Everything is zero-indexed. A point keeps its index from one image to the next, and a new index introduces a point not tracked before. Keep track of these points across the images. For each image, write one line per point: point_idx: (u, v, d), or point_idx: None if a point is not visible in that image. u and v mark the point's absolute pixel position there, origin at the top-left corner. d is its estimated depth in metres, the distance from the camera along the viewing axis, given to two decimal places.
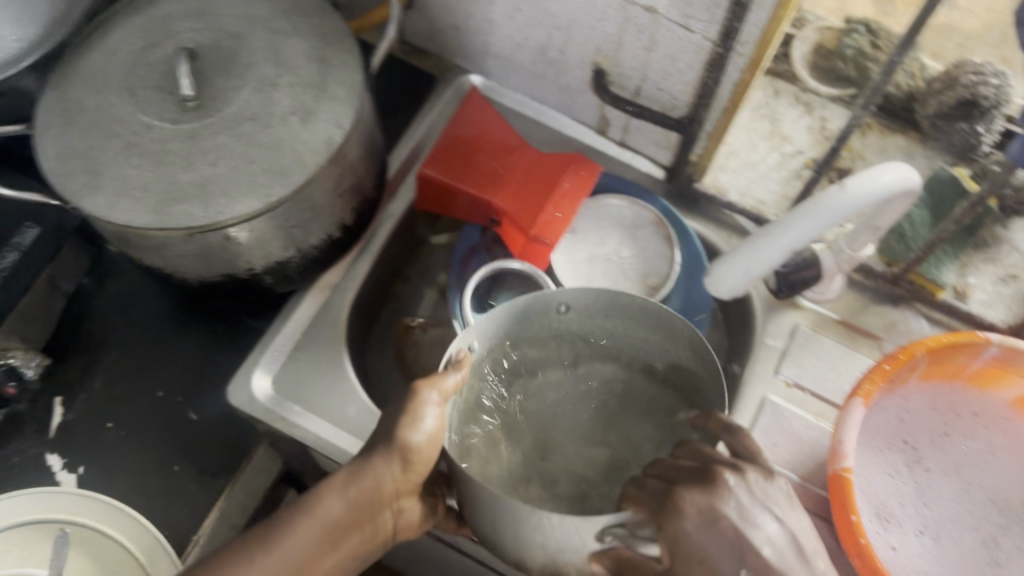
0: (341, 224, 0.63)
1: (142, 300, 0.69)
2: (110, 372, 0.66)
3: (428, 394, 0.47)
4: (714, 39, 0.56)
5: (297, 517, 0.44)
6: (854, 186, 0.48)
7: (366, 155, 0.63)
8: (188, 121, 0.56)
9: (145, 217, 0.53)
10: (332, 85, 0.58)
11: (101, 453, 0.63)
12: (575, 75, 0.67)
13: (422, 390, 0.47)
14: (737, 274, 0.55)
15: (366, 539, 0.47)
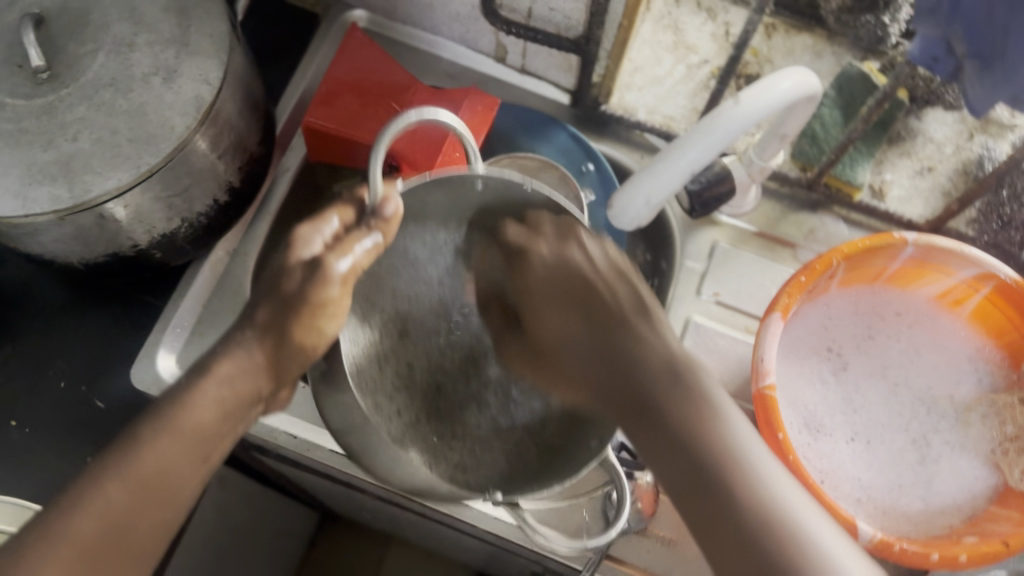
0: (228, 186, 0.60)
1: (30, 286, 0.65)
2: (6, 368, 0.62)
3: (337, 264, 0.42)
4: None
5: (156, 413, 0.41)
6: (751, 97, 0.46)
7: (245, 110, 0.59)
8: (43, 95, 0.51)
9: (8, 205, 0.49)
10: (196, 39, 0.54)
11: (9, 453, 0.60)
12: (462, 2, 0.64)
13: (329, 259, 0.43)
14: (640, 204, 0.52)
15: (221, 445, 0.42)
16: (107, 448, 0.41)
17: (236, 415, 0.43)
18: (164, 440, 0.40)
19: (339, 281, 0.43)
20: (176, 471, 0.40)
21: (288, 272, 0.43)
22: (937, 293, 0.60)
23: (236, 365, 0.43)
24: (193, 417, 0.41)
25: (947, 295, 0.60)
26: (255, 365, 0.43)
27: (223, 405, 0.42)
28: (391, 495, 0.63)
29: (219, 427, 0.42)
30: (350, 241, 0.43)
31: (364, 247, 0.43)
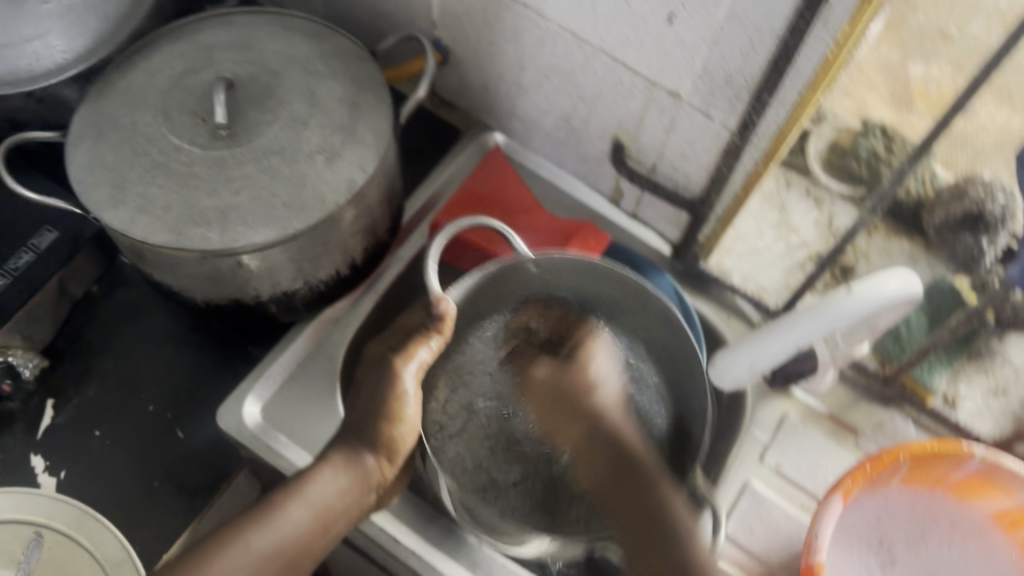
0: (350, 262, 0.65)
1: (145, 311, 0.70)
2: (104, 380, 0.66)
3: (404, 367, 0.54)
4: (732, 129, 0.58)
5: (289, 500, 0.51)
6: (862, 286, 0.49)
7: (384, 200, 0.65)
8: (217, 148, 0.58)
9: (164, 235, 0.54)
10: (361, 130, 0.60)
11: (88, 461, 0.63)
12: (595, 145, 0.70)
13: (398, 363, 0.54)
14: (742, 363, 0.57)
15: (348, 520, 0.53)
16: (245, 519, 0.50)
17: (350, 500, 0.53)
18: (302, 513, 0.51)
19: (413, 376, 0.54)
20: (303, 545, 0.51)
21: (369, 379, 0.55)
22: (996, 512, 0.60)
23: (356, 466, 0.53)
24: (321, 502, 0.51)
25: (1004, 516, 0.60)
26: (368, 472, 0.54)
27: (343, 498, 0.52)
28: None
29: (340, 512, 0.52)
30: (413, 349, 0.54)
31: (426, 350, 0.55)
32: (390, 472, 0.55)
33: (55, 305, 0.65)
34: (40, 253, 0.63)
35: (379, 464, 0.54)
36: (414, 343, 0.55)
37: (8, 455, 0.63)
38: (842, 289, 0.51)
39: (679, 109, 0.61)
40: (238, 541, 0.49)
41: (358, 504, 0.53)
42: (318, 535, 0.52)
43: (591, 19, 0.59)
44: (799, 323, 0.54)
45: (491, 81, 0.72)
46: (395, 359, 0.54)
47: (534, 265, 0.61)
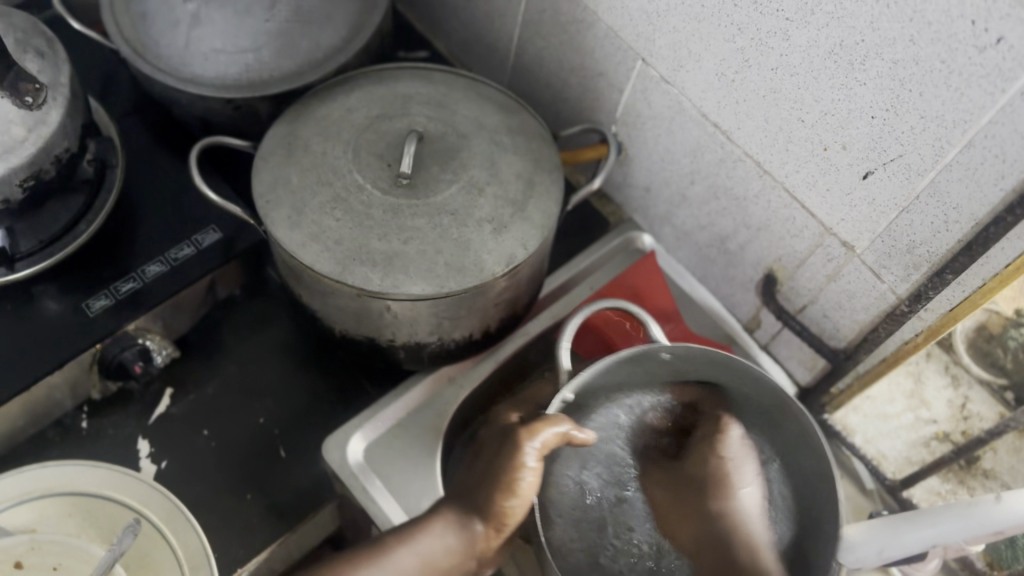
0: (484, 329, 0.65)
1: (276, 326, 0.71)
2: (224, 382, 0.68)
3: (528, 444, 0.51)
4: (901, 295, 0.58)
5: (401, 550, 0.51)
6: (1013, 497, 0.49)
7: (532, 277, 0.65)
8: (396, 196, 0.60)
9: (329, 267, 0.56)
10: (531, 209, 0.61)
11: (191, 457, 0.65)
12: (745, 272, 0.70)
13: (524, 438, 0.51)
14: (871, 550, 0.54)
15: None
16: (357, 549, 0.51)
17: (450, 568, 0.51)
18: (414, 564, 0.50)
19: (535, 453, 0.51)
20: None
21: (497, 447, 0.53)
22: None
23: (466, 530, 0.52)
24: (430, 555, 0.51)
25: None
26: (478, 533, 0.52)
27: (451, 555, 0.51)
28: None
29: (445, 570, 0.51)
30: (541, 427, 0.52)
31: (552, 433, 0.52)
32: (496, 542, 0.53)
33: (199, 301, 0.68)
34: (200, 249, 0.66)
35: (488, 530, 0.52)
36: (542, 423, 0.52)
37: (118, 431, 0.65)
38: (991, 495, 0.51)
39: (848, 262, 0.60)
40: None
41: (462, 567, 0.52)
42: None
43: (781, 154, 0.59)
44: (941, 518, 0.52)
45: (657, 186, 0.72)
46: (521, 433, 0.51)
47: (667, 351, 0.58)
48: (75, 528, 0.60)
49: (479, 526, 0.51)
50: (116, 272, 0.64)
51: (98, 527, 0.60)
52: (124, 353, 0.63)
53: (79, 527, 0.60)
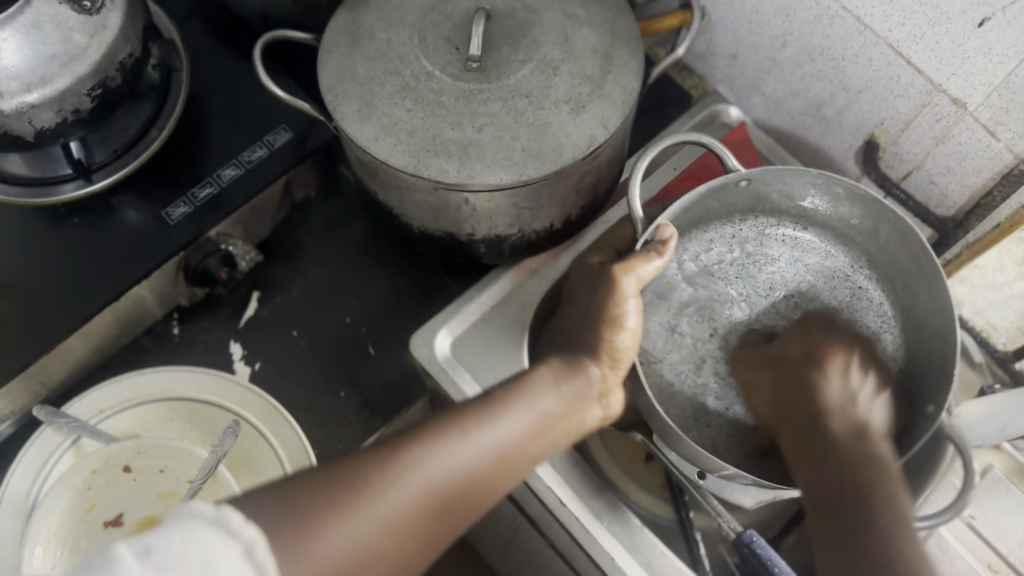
0: (566, 216, 0.63)
1: (354, 225, 0.70)
2: (308, 284, 0.68)
3: (626, 279, 0.49)
4: (1020, 154, 0.53)
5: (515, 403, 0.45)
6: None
7: (614, 159, 0.62)
8: (467, 80, 0.57)
9: (404, 160, 0.54)
10: (610, 85, 0.58)
11: (283, 358, 0.65)
12: (843, 139, 0.65)
13: (620, 274, 0.50)
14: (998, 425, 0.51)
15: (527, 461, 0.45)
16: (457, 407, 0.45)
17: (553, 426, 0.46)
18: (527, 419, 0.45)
19: (635, 280, 0.50)
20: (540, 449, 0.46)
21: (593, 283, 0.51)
22: None
23: (577, 375, 0.47)
24: (543, 406, 0.46)
25: None
26: (592, 379, 0.48)
27: (564, 401, 0.46)
28: (575, 551, 0.65)
29: (561, 427, 0.46)
30: (638, 264, 0.50)
31: (647, 267, 0.50)
32: (615, 382, 0.49)
33: (276, 204, 0.67)
34: (273, 149, 0.65)
35: (606, 372, 0.48)
36: (637, 257, 0.50)
37: (208, 336, 0.66)
38: None
39: (960, 120, 0.55)
40: (474, 429, 0.43)
41: (569, 423, 0.46)
42: (537, 443, 0.45)
43: (885, 5, 0.54)
44: None
45: (743, 52, 0.68)
46: (614, 270, 0.50)
47: (745, 180, 0.55)
48: (177, 432, 0.62)
49: (596, 370, 0.48)
50: (191, 177, 0.64)
51: (198, 431, 0.62)
52: (209, 259, 0.62)
53: (181, 432, 0.62)
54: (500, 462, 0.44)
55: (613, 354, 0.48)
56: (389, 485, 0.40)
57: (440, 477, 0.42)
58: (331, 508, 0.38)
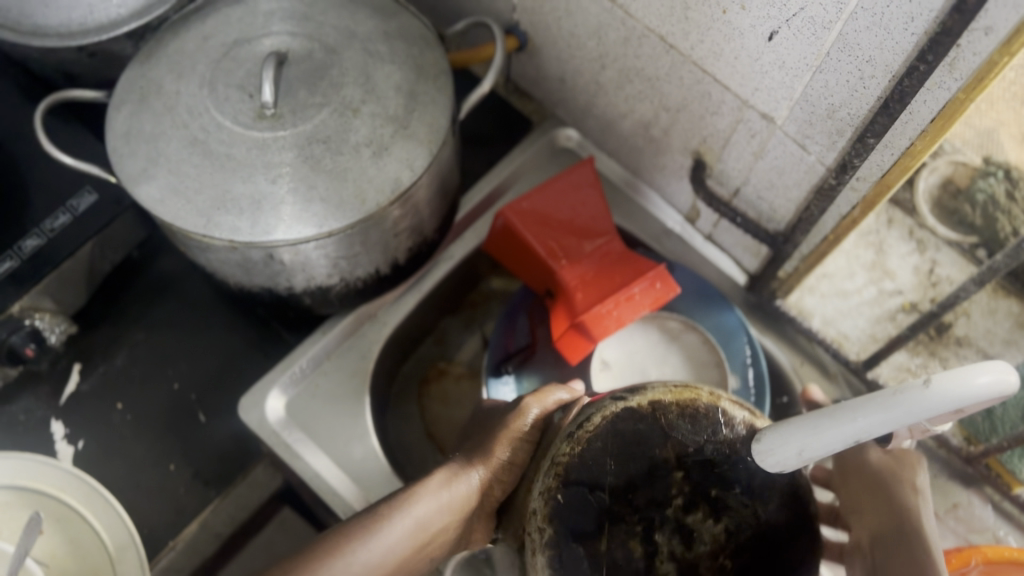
0: (392, 262, 0.61)
1: (188, 285, 0.68)
2: (133, 351, 0.65)
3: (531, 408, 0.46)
4: (829, 167, 0.51)
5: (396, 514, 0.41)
6: (938, 388, 0.34)
7: (435, 197, 0.59)
8: (260, 130, 0.53)
9: (194, 221, 0.51)
10: (415, 124, 0.55)
11: (109, 434, 0.62)
12: (675, 159, 0.63)
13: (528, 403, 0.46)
14: (787, 455, 0.39)
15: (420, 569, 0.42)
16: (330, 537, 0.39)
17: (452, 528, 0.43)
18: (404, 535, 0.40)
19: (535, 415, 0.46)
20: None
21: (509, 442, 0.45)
22: None
23: (462, 485, 0.43)
24: (425, 520, 0.41)
25: None
26: (475, 493, 0.44)
27: (446, 520, 0.42)
28: None
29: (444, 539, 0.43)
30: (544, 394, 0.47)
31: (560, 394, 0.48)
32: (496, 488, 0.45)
33: (88, 270, 0.63)
34: (78, 216, 0.61)
35: (484, 491, 0.44)
36: (545, 388, 0.48)
37: (29, 417, 0.61)
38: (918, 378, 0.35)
39: (772, 135, 0.53)
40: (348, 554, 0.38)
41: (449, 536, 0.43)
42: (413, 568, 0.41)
43: (683, 24, 0.51)
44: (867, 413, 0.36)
45: (570, 75, 0.65)
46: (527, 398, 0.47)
47: (603, 362, 0.63)
48: None
49: (476, 481, 0.44)
50: None
51: (12, 522, 0.57)
52: (12, 337, 0.59)
53: None
54: None
55: (495, 470, 0.45)
56: None
57: None
58: None
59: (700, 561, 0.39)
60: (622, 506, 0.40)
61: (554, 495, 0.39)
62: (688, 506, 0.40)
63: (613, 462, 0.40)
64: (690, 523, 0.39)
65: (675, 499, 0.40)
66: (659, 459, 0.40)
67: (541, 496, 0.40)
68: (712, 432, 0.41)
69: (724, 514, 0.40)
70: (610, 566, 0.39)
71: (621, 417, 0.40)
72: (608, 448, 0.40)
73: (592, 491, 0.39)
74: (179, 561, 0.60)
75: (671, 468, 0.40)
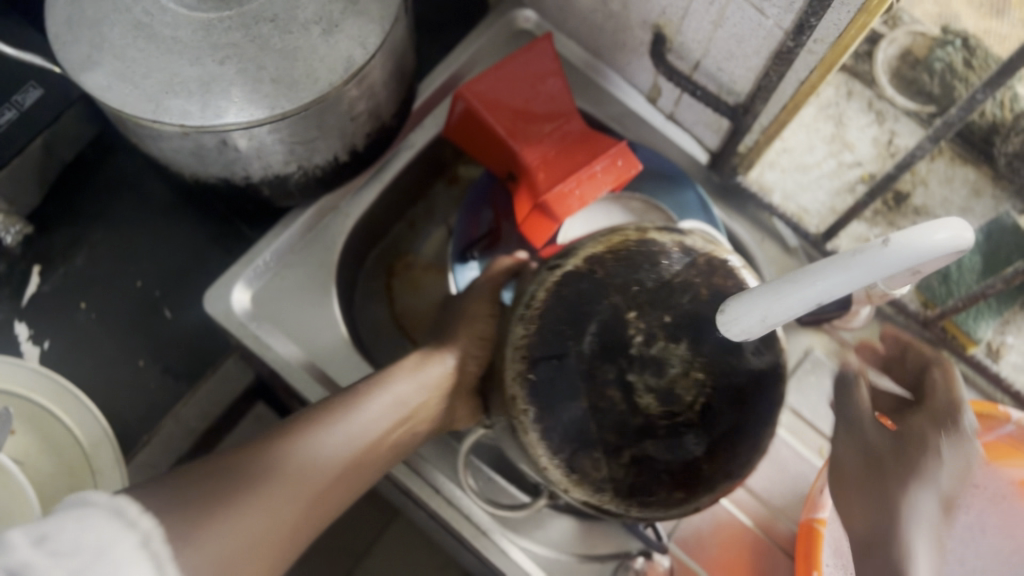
0: (351, 148, 0.60)
1: (145, 184, 0.66)
2: (93, 251, 0.64)
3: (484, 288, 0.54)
4: (787, 30, 0.51)
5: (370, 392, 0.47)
6: (894, 246, 0.33)
7: (391, 80, 0.58)
8: (205, 10, 0.51)
9: (143, 106, 0.50)
10: (365, 1, 0.54)
11: (74, 333, 0.61)
12: (634, 34, 0.62)
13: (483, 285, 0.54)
14: (750, 323, 0.39)
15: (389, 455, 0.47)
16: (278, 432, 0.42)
17: (425, 408, 0.49)
18: (380, 414, 0.46)
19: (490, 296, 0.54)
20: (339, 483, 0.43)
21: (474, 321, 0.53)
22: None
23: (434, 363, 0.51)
24: (404, 395, 0.48)
25: None
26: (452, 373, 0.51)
27: (422, 395, 0.49)
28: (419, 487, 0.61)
29: (421, 416, 0.49)
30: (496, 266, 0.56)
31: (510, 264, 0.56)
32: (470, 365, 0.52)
33: (39, 169, 0.62)
34: (24, 111, 0.59)
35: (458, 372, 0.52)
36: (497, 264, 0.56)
37: None
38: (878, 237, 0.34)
39: (729, 0, 0.53)
40: (348, 422, 0.44)
41: (429, 412, 0.50)
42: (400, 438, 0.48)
43: None
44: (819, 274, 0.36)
45: None
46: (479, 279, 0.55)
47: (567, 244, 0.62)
48: None
49: (450, 362, 0.51)
50: None
51: None
52: None
53: None
54: (308, 499, 0.40)
55: (466, 348, 0.52)
56: (241, 504, 0.36)
57: (254, 530, 0.36)
58: (225, 496, 0.36)
59: (675, 385, 0.42)
60: (595, 361, 0.43)
61: (531, 374, 0.43)
62: (648, 343, 0.42)
63: (560, 334, 0.43)
64: (655, 354, 0.42)
65: (636, 351, 0.42)
66: (611, 311, 0.43)
67: (516, 380, 0.43)
68: (648, 271, 0.44)
69: (684, 333, 0.42)
70: (601, 420, 0.43)
71: (561, 286, 0.44)
72: (563, 314, 0.43)
73: (556, 362, 0.43)
74: (156, 454, 0.61)
75: (623, 311, 0.43)
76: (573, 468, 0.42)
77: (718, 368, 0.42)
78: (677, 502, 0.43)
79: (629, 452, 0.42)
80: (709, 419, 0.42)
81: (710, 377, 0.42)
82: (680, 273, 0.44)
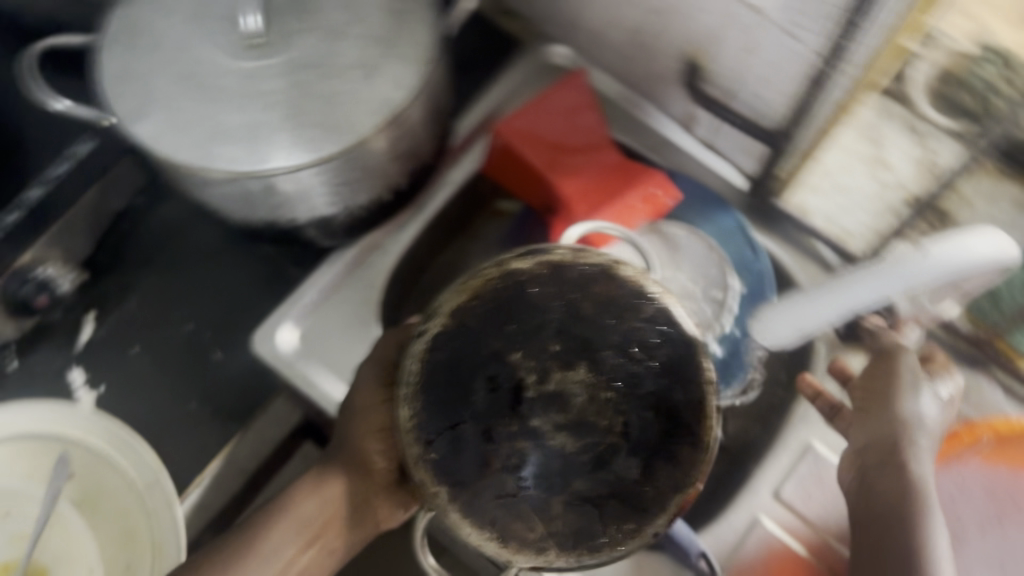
0: (392, 187, 0.61)
1: (192, 229, 0.68)
2: (144, 295, 0.65)
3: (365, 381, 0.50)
4: (821, 53, 0.51)
5: (279, 516, 0.49)
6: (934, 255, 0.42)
7: (430, 119, 0.59)
8: (249, 60, 0.54)
9: (192, 152, 0.51)
10: (404, 44, 0.55)
11: (128, 377, 0.63)
12: (667, 64, 0.63)
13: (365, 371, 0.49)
14: (785, 331, 0.52)
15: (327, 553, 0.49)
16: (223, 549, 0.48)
17: (340, 513, 0.49)
18: (295, 530, 0.48)
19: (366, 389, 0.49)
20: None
21: (368, 416, 0.49)
22: None
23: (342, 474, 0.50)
24: (303, 515, 0.49)
25: None
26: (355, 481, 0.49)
27: (326, 510, 0.49)
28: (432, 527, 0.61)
29: (334, 524, 0.49)
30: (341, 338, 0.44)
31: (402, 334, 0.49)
32: (378, 463, 0.49)
33: (92, 217, 0.64)
34: (79, 161, 0.61)
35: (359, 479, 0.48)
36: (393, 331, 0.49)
37: (48, 366, 0.63)
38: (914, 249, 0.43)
39: (762, 27, 0.53)
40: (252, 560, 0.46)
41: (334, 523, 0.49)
42: None
43: None
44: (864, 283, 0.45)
45: None
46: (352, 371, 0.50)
47: None
48: (24, 470, 0.59)
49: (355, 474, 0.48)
50: None
51: (42, 467, 0.59)
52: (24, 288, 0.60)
53: (27, 470, 0.59)
54: None
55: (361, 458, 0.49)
56: None
57: None
58: None
59: (583, 412, 0.40)
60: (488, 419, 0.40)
61: (428, 455, 0.40)
62: (542, 377, 0.40)
63: (448, 403, 0.41)
64: (553, 386, 0.40)
65: (530, 391, 0.40)
66: (489, 355, 0.41)
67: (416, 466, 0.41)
68: (522, 306, 0.42)
69: (576, 356, 0.41)
70: (536, 466, 0.39)
71: (432, 352, 0.42)
72: (444, 375, 0.41)
73: (455, 431, 0.40)
74: (209, 495, 0.61)
75: (504, 353, 0.41)
76: (505, 536, 0.39)
77: (648, 389, 0.40)
78: (632, 533, 0.39)
79: (561, 500, 0.39)
80: (633, 436, 0.39)
81: (615, 390, 0.40)
82: (557, 297, 0.42)
